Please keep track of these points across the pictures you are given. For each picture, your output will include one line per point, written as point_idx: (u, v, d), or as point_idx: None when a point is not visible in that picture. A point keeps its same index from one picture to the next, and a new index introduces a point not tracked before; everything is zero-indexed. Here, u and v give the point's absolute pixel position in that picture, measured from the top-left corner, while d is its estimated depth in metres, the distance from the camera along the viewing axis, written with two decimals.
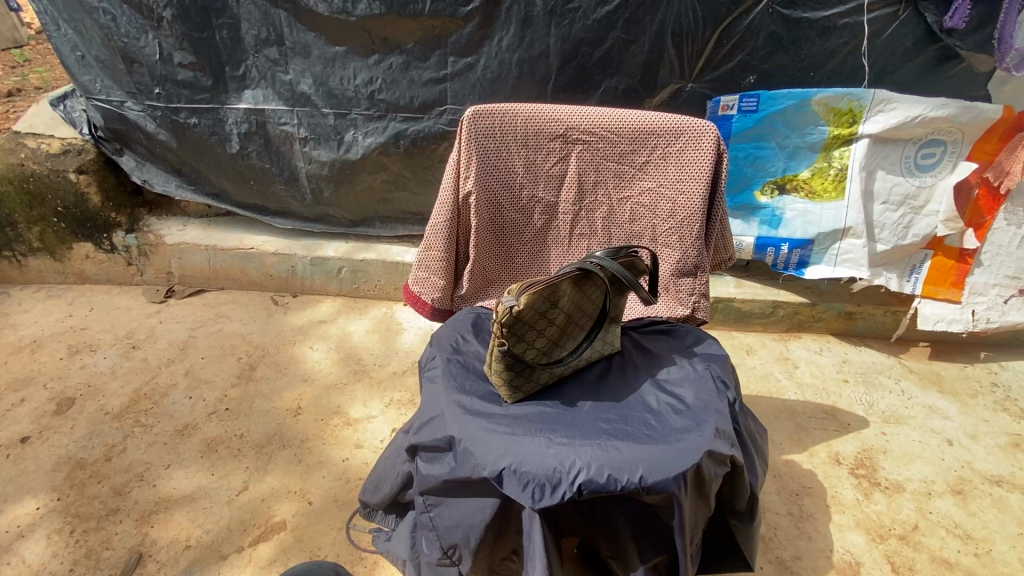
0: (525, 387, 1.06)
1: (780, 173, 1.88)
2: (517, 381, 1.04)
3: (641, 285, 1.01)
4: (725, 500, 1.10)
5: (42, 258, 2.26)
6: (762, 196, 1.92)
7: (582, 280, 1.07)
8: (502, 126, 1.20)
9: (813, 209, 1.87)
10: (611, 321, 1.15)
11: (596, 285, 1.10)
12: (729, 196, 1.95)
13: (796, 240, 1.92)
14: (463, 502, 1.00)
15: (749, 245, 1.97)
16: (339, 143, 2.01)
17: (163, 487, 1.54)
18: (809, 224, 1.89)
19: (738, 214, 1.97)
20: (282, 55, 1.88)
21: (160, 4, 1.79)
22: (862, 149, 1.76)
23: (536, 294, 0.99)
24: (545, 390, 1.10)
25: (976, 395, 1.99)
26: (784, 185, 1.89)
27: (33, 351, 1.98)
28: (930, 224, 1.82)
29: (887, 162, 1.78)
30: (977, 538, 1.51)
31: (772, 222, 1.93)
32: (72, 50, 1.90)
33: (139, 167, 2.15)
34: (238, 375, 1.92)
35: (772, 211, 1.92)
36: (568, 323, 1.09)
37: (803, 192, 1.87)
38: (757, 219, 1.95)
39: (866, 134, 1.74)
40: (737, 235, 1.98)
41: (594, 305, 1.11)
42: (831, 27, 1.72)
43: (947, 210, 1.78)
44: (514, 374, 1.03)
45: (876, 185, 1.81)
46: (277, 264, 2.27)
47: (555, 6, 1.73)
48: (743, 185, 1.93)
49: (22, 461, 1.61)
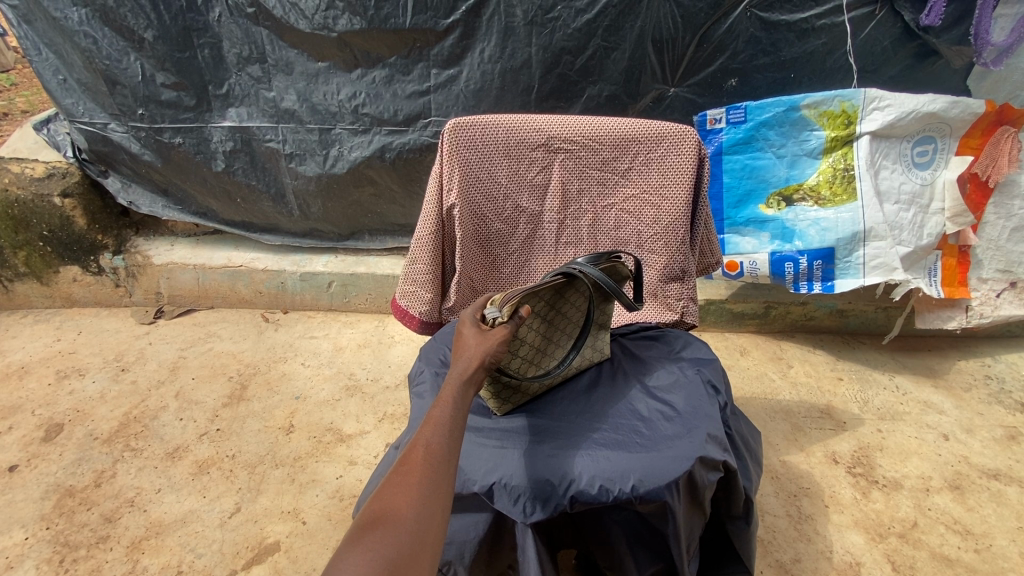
0: (510, 400, 1.05)
1: (783, 183, 1.83)
2: (502, 393, 1.03)
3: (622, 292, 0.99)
4: (722, 505, 1.09)
5: (29, 283, 2.25)
6: (769, 208, 1.85)
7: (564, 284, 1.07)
8: (483, 136, 1.20)
9: (828, 215, 1.77)
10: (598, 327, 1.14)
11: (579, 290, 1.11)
12: (731, 212, 1.89)
13: (815, 252, 1.79)
14: (453, 517, 0.98)
15: (764, 264, 1.87)
16: (325, 158, 2.01)
17: (155, 512, 1.52)
18: (825, 232, 1.78)
19: (747, 230, 1.88)
20: (265, 72, 1.87)
21: (141, 26, 1.79)
22: (863, 148, 1.73)
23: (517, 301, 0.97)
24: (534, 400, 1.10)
25: (969, 388, 1.99)
26: (789, 195, 1.83)
27: (21, 378, 1.96)
28: (939, 223, 1.79)
29: (889, 160, 1.75)
30: (977, 534, 1.50)
31: (785, 234, 1.83)
32: (54, 75, 1.89)
33: (125, 188, 2.14)
34: (229, 395, 1.90)
35: (783, 223, 1.83)
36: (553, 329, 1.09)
37: (812, 200, 1.80)
38: (768, 233, 1.85)
39: (866, 133, 1.71)
40: (749, 253, 1.88)
41: (578, 310, 1.12)
42: (808, 29, 1.74)
43: (952, 206, 1.77)
44: (497, 387, 1.02)
45: (884, 184, 1.75)
46: (266, 280, 2.26)
47: (536, 16, 1.75)
48: (744, 198, 1.87)
49: (10, 490, 1.58)
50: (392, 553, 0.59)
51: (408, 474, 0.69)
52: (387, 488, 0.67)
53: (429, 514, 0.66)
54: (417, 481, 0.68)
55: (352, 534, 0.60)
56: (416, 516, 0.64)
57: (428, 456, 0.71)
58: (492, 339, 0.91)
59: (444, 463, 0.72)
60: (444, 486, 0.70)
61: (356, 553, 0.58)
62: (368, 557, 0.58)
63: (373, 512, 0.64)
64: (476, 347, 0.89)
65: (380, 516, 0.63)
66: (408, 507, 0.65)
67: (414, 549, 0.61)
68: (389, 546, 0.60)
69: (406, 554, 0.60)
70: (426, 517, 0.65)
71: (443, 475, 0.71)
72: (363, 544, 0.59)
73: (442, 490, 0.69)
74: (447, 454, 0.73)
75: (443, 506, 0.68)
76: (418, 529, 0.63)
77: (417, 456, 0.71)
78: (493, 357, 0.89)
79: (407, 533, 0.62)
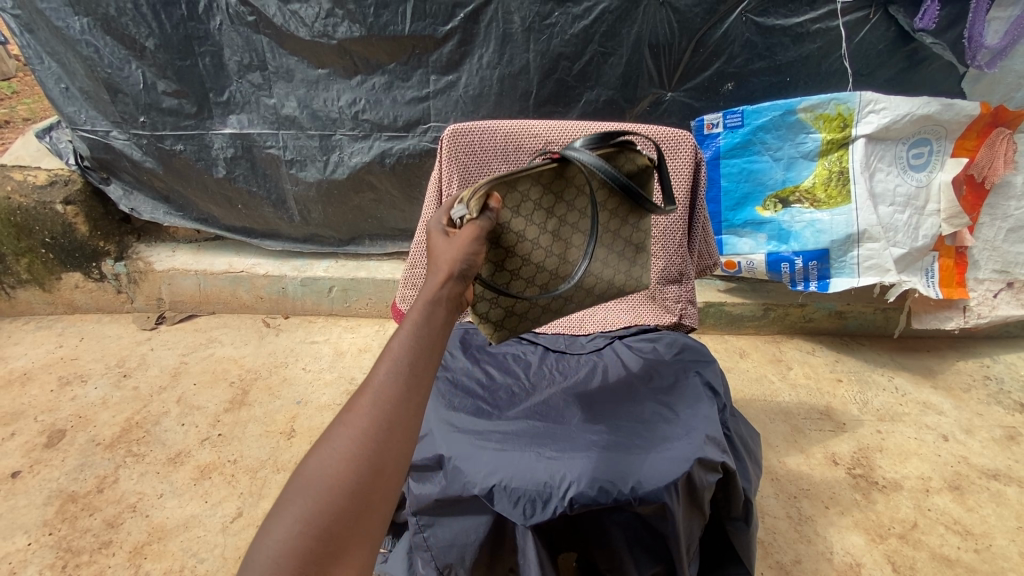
0: (495, 317, 1.01)
1: (780, 185, 1.84)
2: (484, 309, 0.99)
3: (624, 178, 0.88)
4: (721, 506, 1.09)
5: (31, 289, 2.26)
6: (766, 210, 1.87)
7: (560, 183, 1.00)
8: (481, 143, 1.21)
9: (822, 217, 1.79)
10: (622, 241, 1.09)
11: (580, 190, 1.04)
12: (728, 214, 1.92)
13: (810, 253, 1.82)
14: (453, 520, 0.99)
15: (761, 264, 1.90)
16: (325, 164, 2.03)
17: (157, 517, 1.53)
18: (820, 234, 1.80)
19: (744, 232, 1.91)
20: (266, 79, 1.89)
21: (142, 34, 1.80)
22: (858, 151, 1.74)
23: (494, 196, 0.89)
24: (527, 322, 1.05)
25: (968, 389, 2.00)
26: (786, 197, 1.84)
27: (24, 384, 1.97)
28: (935, 224, 1.80)
29: (884, 162, 1.76)
30: (977, 534, 1.51)
31: (781, 236, 1.86)
32: (56, 83, 1.90)
33: (127, 195, 2.15)
34: (230, 400, 1.91)
35: (779, 225, 1.86)
36: (550, 239, 1.02)
37: (808, 202, 1.81)
38: (764, 234, 1.88)
39: (861, 135, 1.72)
40: (747, 253, 1.91)
41: (581, 217, 1.05)
42: (803, 33, 1.75)
43: (947, 207, 1.78)
44: (479, 302, 0.98)
45: (879, 186, 1.77)
46: (267, 286, 2.27)
47: (533, 22, 1.76)
48: (742, 201, 1.90)
49: (12, 495, 1.59)
50: (323, 522, 0.52)
51: (351, 417, 0.58)
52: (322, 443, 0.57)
53: (378, 466, 0.57)
54: (362, 425, 0.58)
55: (281, 497, 0.54)
56: (357, 470, 0.55)
57: (379, 393, 0.60)
58: (462, 239, 0.81)
59: (401, 401, 0.60)
60: (403, 430, 0.59)
61: (282, 522, 0.52)
62: (295, 528, 0.51)
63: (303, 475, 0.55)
64: (449, 257, 0.77)
65: (313, 475, 0.55)
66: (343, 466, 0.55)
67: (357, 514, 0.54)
68: (320, 511, 0.52)
69: (342, 520, 0.53)
70: (372, 471, 0.56)
71: (401, 415, 0.60)
72: (291, 510, 0.52)
73: (400, 435, 0.59)
74: (409, 389, 0.61)
75: (400, 454, 0.58)
76: (361, 487, 0.55)
77: (366, 395, 0.60)
78: (465, 264, 0.79)
79: (344, 494, 0.54)
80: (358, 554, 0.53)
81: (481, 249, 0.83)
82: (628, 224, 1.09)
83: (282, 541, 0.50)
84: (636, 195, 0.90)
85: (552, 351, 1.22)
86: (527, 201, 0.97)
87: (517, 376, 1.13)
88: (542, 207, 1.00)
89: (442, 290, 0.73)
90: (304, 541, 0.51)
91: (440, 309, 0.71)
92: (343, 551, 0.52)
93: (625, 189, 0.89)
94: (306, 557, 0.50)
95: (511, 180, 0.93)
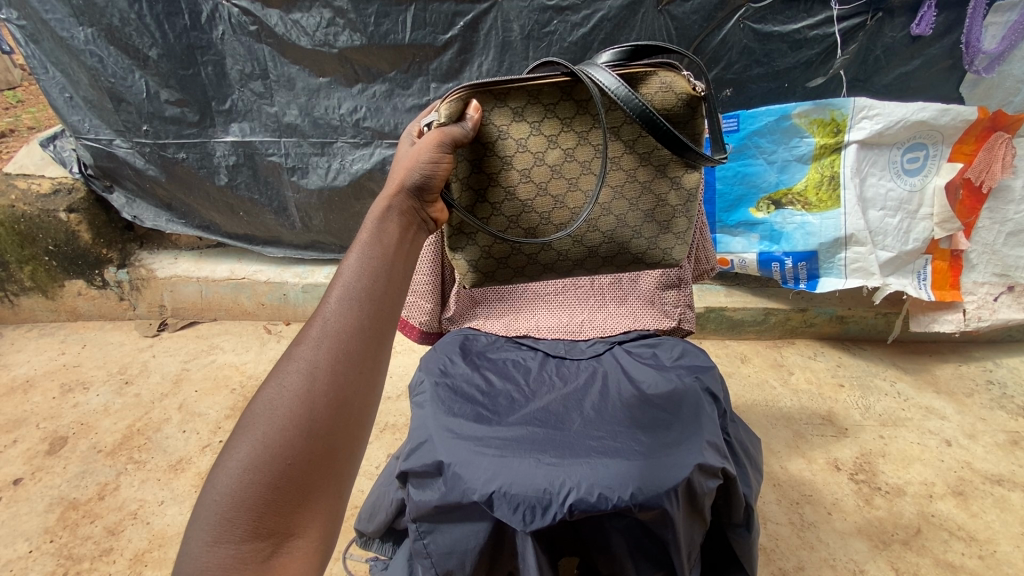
0: (470, 255, 0.98)
1: (773, 187, 1.88)
2: (460, 244, 0.97)
3: (644, 105, 0.79)
4: (723, 512, 1.09)
5: (35, 296, 2.28)
6: (759, 212, 1.91)
7: (569, 107, 0.91)
8: None
9: (813, 219, 1.84)
10: (652, 198, 0.99)
11: (598, 123, 0.92)
12: (723, 215, 1.96)
13: (800, 253, 1.90)
14: (452, 527, 0.98)
15: (753, 262, 1.97)
16: (326, 171, 2.04)
17: (158, 525, 1.53)
18: (810, 236, 1.86)
19: (737, 232, 1.96)
20: (267, 88, 1.91)
21: (146, 44, 1.82)
22: (851, 156, 1.75)
23: (473, 104, 0.85)
24: (510, 270, 1.02)
25: (971, 394, 1.99)
26: (779, 199, 1.88)
27: (26, 391, 1.98)
28: (927, 227, 1.82)
29: (877, 167, 1.78)
30: (982, 540, 1.50)
31: (773, 236, 1.92)
32: (61, 92, 1.92)
33: (130, 203, 2.17)
34: (232, 407, 1.91)
35: (771, 226, 1.91)
36: (545, 176, 0.93)
37: (800, 205, 1.85)
38: (756, 235, 1.94)
39: (854, 142, 1.74)
40: (739, 252, 1.98)
41: (593, 158, 0.94)
42: (801, 39, 1.76)
43: (940, 211, 1.79)
44: (454, 232, 0.96)
45: (870, 191, 1.79)
46: (268, 293, 2.28)
47: (532, 31, 1.78)
48: (735, 203, 1.93)
49: (14, 503, 1.60)
50: (277, 467, 0.54)
51: (301, 355, 0.60)
52: (270, 387, 0.58)
53: (334, 403, 0.59)
54: (311, 361, 0.59)
55: (229, 443, 0.55)
56: (310, 409, 0.57)
57: (329, 326, 0.62)
58: (423, 145, 0.78)
59: (351, 335, 0.62)
60: (359, 365, 0.62)
61: (232, 470, 0.53)
62: (245, 476, 0.53)
63: (252, 418, 0.56)
64: (402, 169, 0.77)
65: (263, 416, 0.56)
66: (290, 405, 0.57)
67: (312, 460, 0.56)
68: (271, 456, 0.54)
69: (299, 463, 0.55)
70: (327, 409, 0.58)
71: (356, 350, 0.62)
72: (239, 457, 0.54)
73: (355, 370, 0.61)
74: (359, 321, 0.63)
75: (356, 391, 0.61)
76: (318, 424, 0.57)
77: (314, 328, 0.62)
78: (420, 173, 0.77)
79: (298, 433, 0.56)
80: (321, 496, 0.56)
81: (443, 157, 0.79)
82: (665, 181, 0.98)
83: (232, 489, 0.53)
84: (662, 131, 0.81)
85: (552, 356, 1.21)
86: (522, 121, 0.90)
87: (517, 383, 1.12)
88: (540, 133, 0.91)
89: (389, 206, 0.74)
90: (256, 489, 0.53)
91: (388, 228, 0.72)
92: (302, 495, 0.55)
93: (647, 120, 0.80)
94: (261, 505, 0.52)
95: (499, 93, 0.88)
